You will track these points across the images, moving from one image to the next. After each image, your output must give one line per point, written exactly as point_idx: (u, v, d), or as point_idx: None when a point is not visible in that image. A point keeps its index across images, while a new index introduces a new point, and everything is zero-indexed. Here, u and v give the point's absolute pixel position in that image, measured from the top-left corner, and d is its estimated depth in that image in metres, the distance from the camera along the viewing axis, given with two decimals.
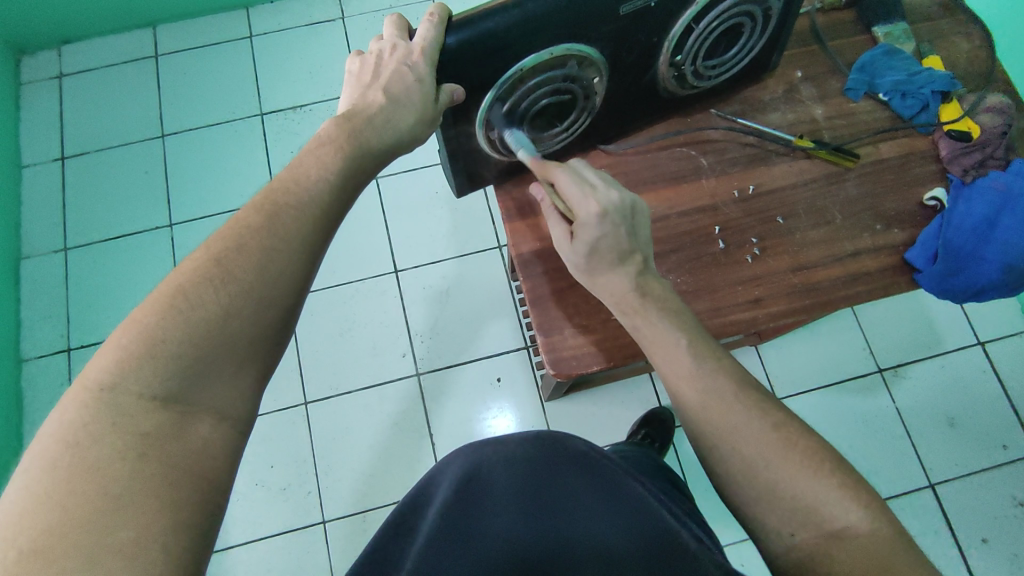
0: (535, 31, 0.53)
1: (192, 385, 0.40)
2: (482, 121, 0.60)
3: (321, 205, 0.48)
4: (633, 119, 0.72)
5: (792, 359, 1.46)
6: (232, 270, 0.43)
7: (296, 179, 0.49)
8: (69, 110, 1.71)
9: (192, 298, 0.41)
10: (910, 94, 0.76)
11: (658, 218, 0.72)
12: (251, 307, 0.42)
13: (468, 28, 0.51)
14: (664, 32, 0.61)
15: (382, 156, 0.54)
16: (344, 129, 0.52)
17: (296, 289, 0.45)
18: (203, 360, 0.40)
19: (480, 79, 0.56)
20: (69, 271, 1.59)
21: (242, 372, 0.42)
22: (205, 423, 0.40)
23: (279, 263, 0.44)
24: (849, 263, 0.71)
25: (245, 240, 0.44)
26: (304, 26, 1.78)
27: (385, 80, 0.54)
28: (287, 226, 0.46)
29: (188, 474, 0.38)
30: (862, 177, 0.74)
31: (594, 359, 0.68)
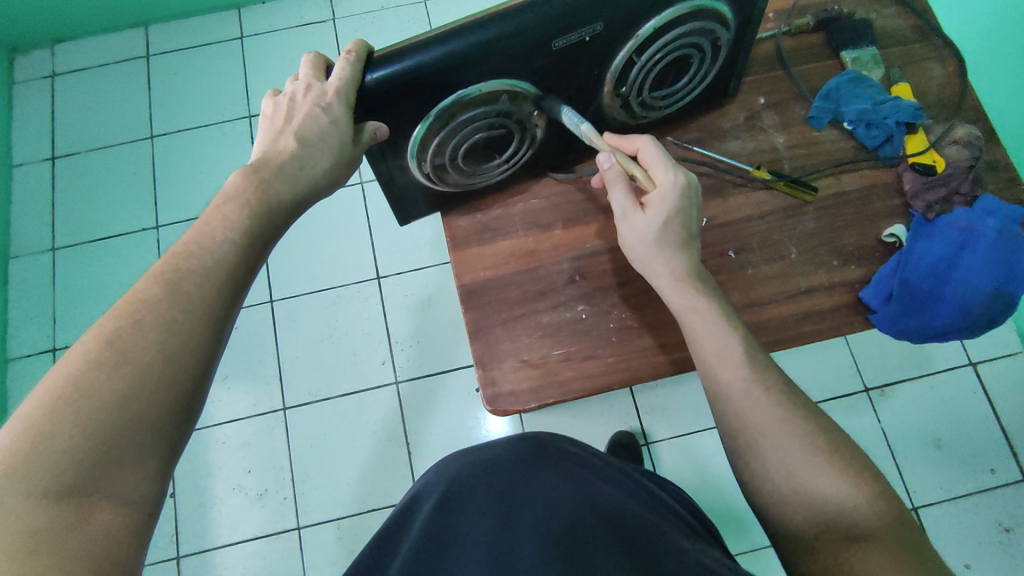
0: (459, 68, 0.52)
1: (90, 477, 0.39)
2: (414, 155, 0.59)
3: (226, 270, 0.48)
4: (583, 149, 0.71)
5: None
6: (127, 349, 0.42)
7: (199, 243, 0.48)
8: (60, 110, 1.72)
9: (82, 384, 0.40)
10: (875, 124, 0.73)
11: (607, 250, 0.71)
12: (150, 386, 0.42)
13: (387, 66, 0.50)
14: (604, 64, 0.59)
15: (291, 210, 0.53)
16: (249, 182, 0.51)
17: (202, 358, 0.44)
18: (100, 446, 0.39)
19: (405, 114, 0.54)
20: (56, 271, 1.60)
21: (145, 454, 0.41)
22: (106, 510, 0.39)
23: (179, 334, 0.44)
24: (802, 301, 0.69)
25: (142, 315, 0.43)
26: (295, 27, 1.77)
27: (299, 124, 0.53)
28: (189, 296, 0.45)
29: (89, 563, 0.37)
30: (822, 210, 0.72)
31: (533, 395, 0.66)
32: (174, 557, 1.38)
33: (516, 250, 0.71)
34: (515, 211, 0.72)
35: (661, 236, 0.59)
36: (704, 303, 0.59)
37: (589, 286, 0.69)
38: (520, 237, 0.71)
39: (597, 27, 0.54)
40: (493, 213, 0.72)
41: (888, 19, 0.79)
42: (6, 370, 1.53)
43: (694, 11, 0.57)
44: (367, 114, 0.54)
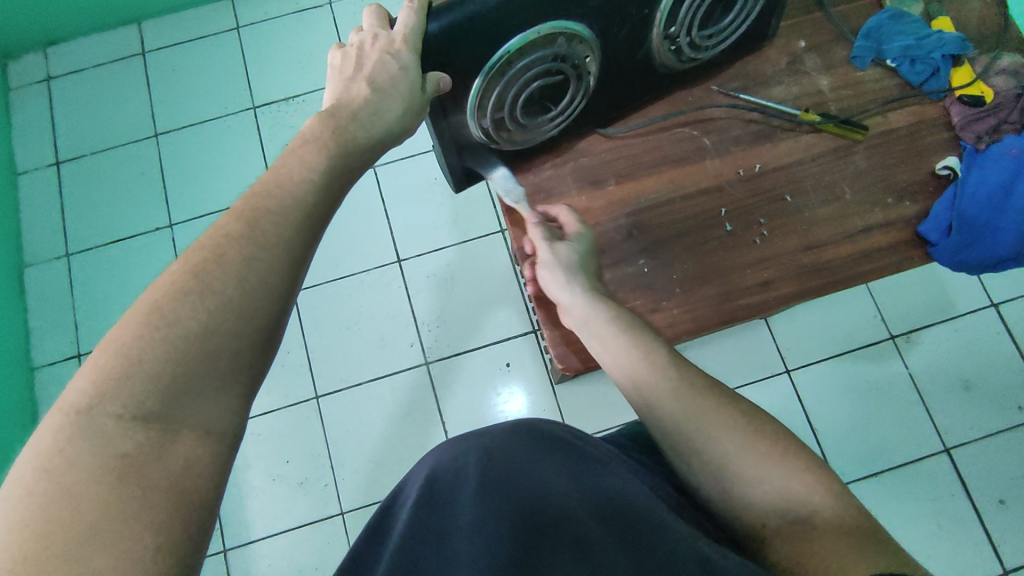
0: (519, 10, 0.52)
1: (174, 405, 0.38)
2: (474, 110, 0.59)
3: (304, 208, 0.46)
4: (632, 99, 0.70)
5: (802, 331, 1.44)
6: (210, 283, 0.41)
7: (280, 180, 0.47)
8: (60, 114, 1.69)
9: (169, 314, 0.39)
10: (919, 59, 0.73)
11: (663, 202, 0.71)
12: (234, 320, 0.40)
13: (447, 12, 0.51)
14: (656, 4, 0.59)
15: (369, 151, 0.52)
16: (329, 127, 0.51)
17: (283, 295, 0.43)
18: (183, 378, 0.39)
19: (467, 62, 0.54)
20: (72, 277, 1.59)
21: (227, 388, 0.40)
22: (187, 442, 0.38)
23: (259, 274, 0.42)
24: (861, 240, 0.69)
25: (223, 250, 0.42)
26: (292, 14, 1.74)
27: (368, 72, 0.53)
28: (268, 231, 0.44)
29: (167, 494, 0.36)
30: (871, 149, 0.72)
31: None
32: (221, 550, 1.39)
33: (571, 210, 0.71)
34: (566, 170, 0.72)
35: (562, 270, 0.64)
36: (615, 315, 0.61)
37: (647, 240, 0.70)
38: (574, 196, 0.71)
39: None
40: (544, 173, 0.72)
41: None
42: (32, 379, 1.51)
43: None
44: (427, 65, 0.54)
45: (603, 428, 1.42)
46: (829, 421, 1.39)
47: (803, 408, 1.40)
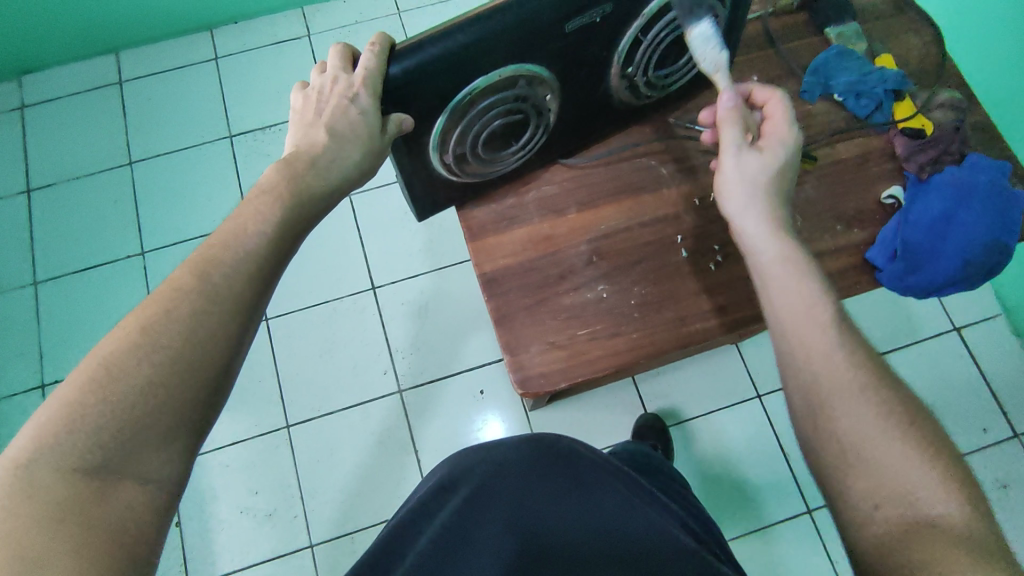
0: (481, 54, 0.54)
1: (117, 456, 0.39)
2: (436, 145, 0.60)
3: (253, 261, 0.47)
4: (594, 133, 0.73)
5: (772, 356, 1.46)
6: (159, 336, 0.42)
7: (233, 234, 0.48)
8: (33, 142, 1.69)
9: (117, 367, 0.41)
10: (864, 94, 0.77)
11: (622, 229, 0.73)
12: (183, 378, 0.42)
13: (409, 55, 0.52)
14: (613, 47, 0.61)
15: (323, 201, 0.54)
16: (283, 176, 0.52)
17: (230, 344, 0.44)
18: (128, 428, 0.40)
19: (429, 99, 0.56)
20: (40, 305, 1.56)
21: (169, 438, 0.41)
22: (130, 489, 0.39)
23: (208, 330, 0.43)
24: (812, 266, 0.71)
25: (175, 303, 0.43)
26: (270, 45, 1.77)
27: (328, 117, 0.54)
28: (217, 285, 0.45)
29: (106, 542, 0.38)
30: (822, 179, 0.75)
31: (562, 376, 0.67)
32: None
33: (532, 237, 0.72)
34: (527, 199, 0.74)
35: (757, 171, 0.57)
36: (793, 252, 0.54)
37: (607, 267, 0.71)
38: (535, 224, 0.73)
39: (607, 8, 0.57)
40: (507, 201, 0.73)
41: None
42: None
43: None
44: (388, 105, 0.55)
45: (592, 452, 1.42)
46: (801, 445, 1.40)
47: (776, 432, 1.41)
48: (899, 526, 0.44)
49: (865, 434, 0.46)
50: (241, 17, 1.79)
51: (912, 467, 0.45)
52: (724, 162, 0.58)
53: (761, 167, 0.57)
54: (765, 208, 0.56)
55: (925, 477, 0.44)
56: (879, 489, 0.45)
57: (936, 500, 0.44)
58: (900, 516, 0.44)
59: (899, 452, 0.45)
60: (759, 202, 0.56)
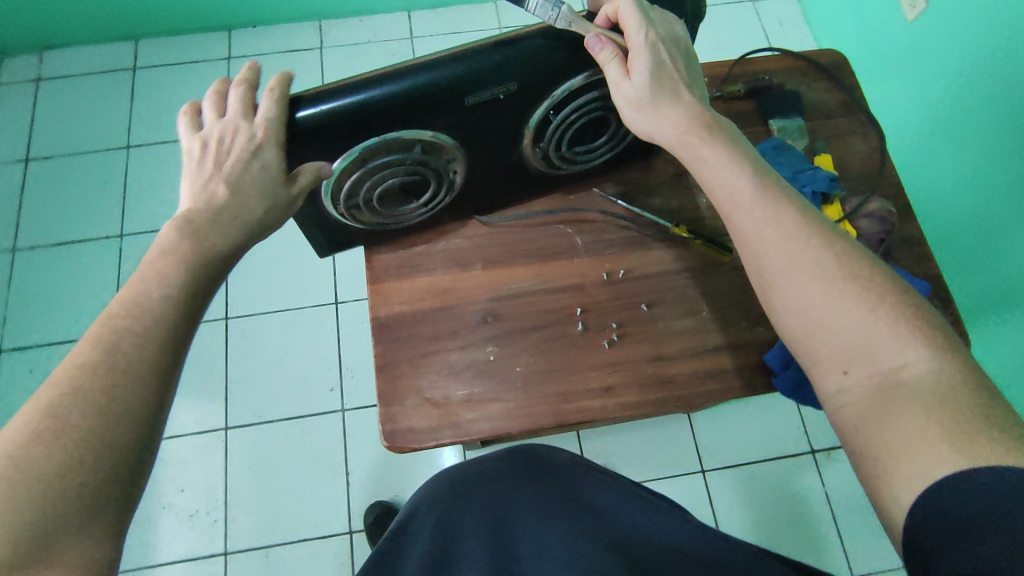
0: (370, 120, 0.54)
1: (39, 544, 0.37)
2: (328, 194, 0.60)
3: (167, 327, 0.46)
4: (508, 194, 0.73)
5: (723, 431, 1.43)
6: (63, 419, 0.40)
7: (139, 299, 0.46)
8: (41, 115, 1.74)
9: (21, 459, 0.38)
10: None
11: (525, 293, 0.71)
12: (98, 424, 0.41)
13: (294, 110, 0.53)
14: (522, 121, 0.62)
15: (228, 257, 0.52)
16: (186, 234, 0.50)
17: (150, 410, 0.42)
18: (42, 516, 0.37)
19: (316, 152, 0.56)
20: (15, 271, 1.60)
21: (92, 517, 0.39)
22: (64, 574, 0.37)
23: (134, 374, 0.43)
24: (709, 358, 0.69)
25: (79, 382, 0.41)
26: (282, 52, 1.81)
27: (227, 169, 0.53)
28: (128, 355, 0.43)
29: None
30: (737, 271, 0.73)
31: (431, 434, 0.66)
32: None
33: (432, 287, 0.71)
34: (436, 249, 0.73)
35: (653, 95, 0.58)
36: (719, 150, 0.57)
37: (500, 328, 0.70)
38: (438, 275, 0.72)
39: (511, 87, 0.57)
40: (415, 248, 0.73)
41: (817, 91, 0.83)
42: None
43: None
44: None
45: None
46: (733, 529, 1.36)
47: (713, 511, 1.36)
48: (873, 394, 0.47)
49: (846, 320, 0.49)
50: (259, 22, 1.83)
51: (888, 340, 0.47)
52: (626, 110, 0.60)
53: (648, 93, 0.58)
54: (679, 104, 0.59)
55: (902, 348, 0.47)
56: (854, 356, 0.48)
57: (911, 361, 0.46)
58: (873, 381, 0.47)
59: (875, 327, 0.48)
60: (655, 111, 0.59)
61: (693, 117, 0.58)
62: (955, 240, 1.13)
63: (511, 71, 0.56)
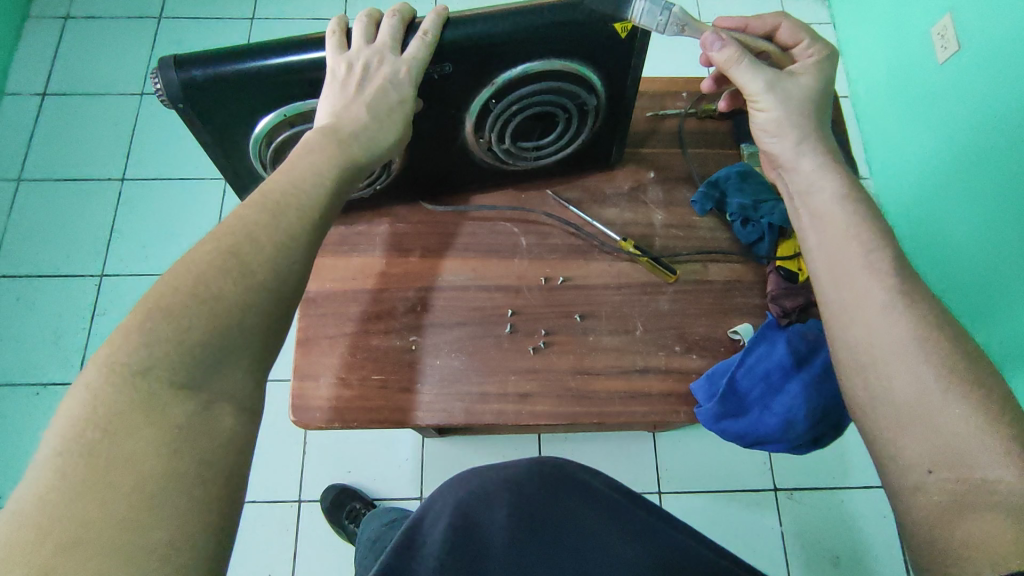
0: (299, 77, 0.56)
1: (199, 377, 0.41)
2: (255, 152, 0.63)
3: (311, 202, 0.50)
4: (454, 182, 0.73)
5: (683, 457, 1.32)
6: (215, 274, 0.44)
7: (291, 180, 0.50)
8: (64, 50, 1.65)
9: (183, 304, 0.42)
10: (752, 222, 0.72)
11: (458, 287, 0.70)
12: (217, 341, 0.42)
13: (214, 64, 0.53)
14: (462, 107, 0.61)
15: (364, 171, 0.55)
16: (332, 143, 0.53)
17: (294, 273, 0.47)
18: (214, 353, 0.42)
19: (239, 107, 0.57)
20: (15, 202, 1.51)
21: (241, 360, 0.43)
22: (226, 412, 0.41)
23: (277, 241, 0.47)
24: (633, 379, 0.67)
25: (240, 244, 0.45)
26: (307, 19, 1.71)
27: (369, 96, 0.54)
28: (281, 222, 0.48)
29: (214, 461, 0.39)
30: (678, 294, 0.71)
31: (339, 415, 0.65)
32: None
33: (367, 268, 0.71)
34: (378, 230, 0.73)
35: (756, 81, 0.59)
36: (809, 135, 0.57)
37: (427, 319, 0.69)
38: (376, 256, 0.71)
39: (446, 67, 0.57)
40: (357, 227, 0.73)
41: None
42: None
43: (548, 72, 0.59)
44: (193, 106, 0.56)
45: None
46: None
47: None
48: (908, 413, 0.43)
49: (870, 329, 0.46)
50: None
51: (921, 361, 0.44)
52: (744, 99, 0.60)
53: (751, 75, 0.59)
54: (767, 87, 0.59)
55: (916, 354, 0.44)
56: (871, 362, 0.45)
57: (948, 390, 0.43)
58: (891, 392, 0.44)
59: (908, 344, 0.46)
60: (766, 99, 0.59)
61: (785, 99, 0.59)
62: (990, 279, 1.09)
63: (444, 49, 0.55)
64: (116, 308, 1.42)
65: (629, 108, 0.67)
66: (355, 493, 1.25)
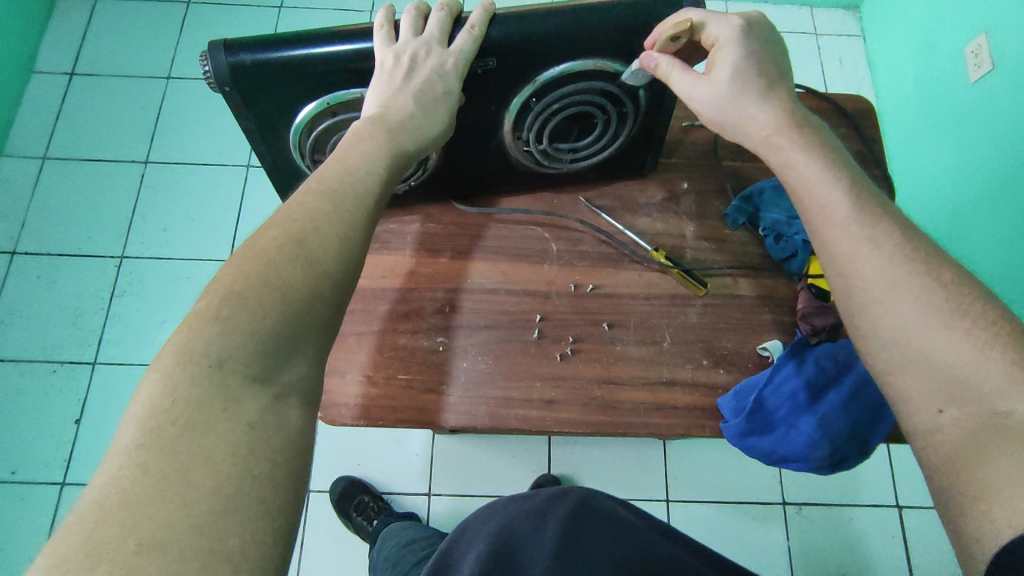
0: (345, 68, 0.56)
1: (267, 369, 0.40)
2: (296, 142, 0.62)
3: (367, 196, 0.50)
4: (487, 181, 0.72)
5: (693, 466, 1.31)
6: (279, 267, 0.43)
7: (346, 172, 0.50)
8: (94, 31, 1.65)
9: (247, 297, 0.41)
10: (785, 238, 0.72)
11: (488, 290, 0.70)
12: (285, 331, 0.41)
13: (265, 51, 0.53)
14: (502, 104, 0.61)
15: (409, 161, 0.55)
16: (380, 132, 0.53)
17: (353, 268, 0.46)
18: (278, 345, 0.41)
19: (285, 95, 0.57)
20: (41, 180, 1.52)
21: (304, 348, 0.42)
22: (295, 408, 0.41)
23: (335, 235, 0.46)
24: (659, 391, 0.67)
25: (306, 235, 0.45)
26: (336, 9, 1.70)
27: (415, 86, 0.54)
28: (341, 216, 0.47)
29: (286, 459, 0.39)
30: (707, 307, 0.71)
31: (364, 413, 0.65)
32: (58, 481, 1.28)
33: (396, 267, 0.71)
34: (409, 230, 0.73)
35: (735, 88, 0.55)
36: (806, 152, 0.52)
37: (455, 320, 0.69)
38: (406, 256, 0.71)
39: (490, 62, 0.56)
40: (388, 225, 0.73)
41: (835, 138, 0.79)
42: None
43: (591, 71, 0.59)
44: (239, 91, 0.56)
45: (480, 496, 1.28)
46: None
47: None
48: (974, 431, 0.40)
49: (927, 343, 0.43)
50: None
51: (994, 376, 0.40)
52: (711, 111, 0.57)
53: (730, 82, 0.55)
54: (764, 101, 0.55)
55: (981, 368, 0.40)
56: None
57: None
58: None
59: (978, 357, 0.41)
60: (753, 103, 0.55)
61: (778, 117, 0.54)
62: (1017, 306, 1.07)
63: (490, 44, 0.55)
64: (135, 290, 1.43)
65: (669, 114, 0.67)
66: (366, 487, 1.25)
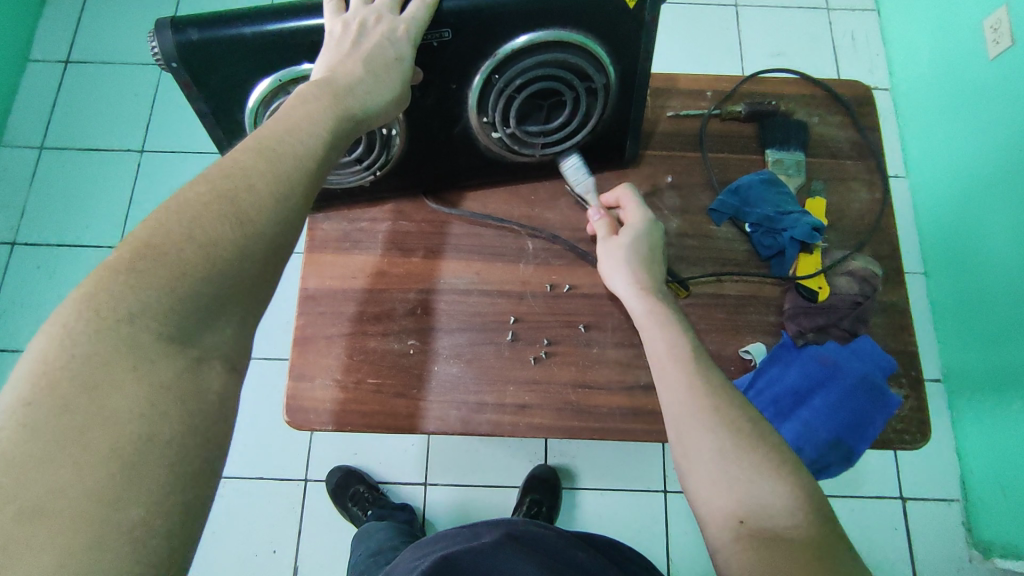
0: (297, 43, 0.53)
1: (187, 329, 0.38)
2: (252, 123, 0.60)
3: (308, 160, 0.46)
4: (458, 168, 0.69)
5: None
6: (206, 222, 0.41)
7: (289, 130, 0.47)
8: (88, 17, 1.63)
9: (160, 248, 0.39)
10: (772, 233, 0.69)
11: (461, 290, 0.68)
12: (207, 292, 0.39)
13: (214, 27, 0.51)
14: (464, 81, 0.58)
15: (359, 128, 0.51)
16: (328, 93, 0.49)
17: (289, 232, 0.44)
18: (198, 303, 0.39)
19: (235, 71, 0.54)
20: (38, 169, 1.51)
21: (228, 311, 0.41)
22: (217, 373, 0.39)
23: (271, 194, 0.43)
24: (636, 396, 0.65)
25: (239, 194, 0.42)
26: None
27: (365, 54, 0.51)
28: (280, 174, 0.44)
29: (201, 426, 0.37)
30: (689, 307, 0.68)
31: (334, 416, 0.64)
32: None
33: (367, 267, 0.69)
34: (381, 228, 0.70)
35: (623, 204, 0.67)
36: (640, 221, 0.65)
37: (427, 322, 0.67)
38: (377, 256, 0.69)
39: (446, 33, 0.53)
40: (359, 223, 0.71)
41: (830, 126, 0.75)
42: None
43: (554, 42, 0.55)
44: (189, 70, 0.53)
45: (475, 487, 1.28)
46: (685, 557, 1.23)
47: (666, 535, 1.25)
48: None
49: None
50: None
51: None
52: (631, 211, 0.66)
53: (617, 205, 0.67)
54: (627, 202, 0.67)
55: None
56: None
57: None
58: None
59: None
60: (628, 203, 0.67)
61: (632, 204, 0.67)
62: None
63: (445, 14, 0.52)
64: None
65: (646, 86, 0.63)
66: (360, 477, 1.25)
